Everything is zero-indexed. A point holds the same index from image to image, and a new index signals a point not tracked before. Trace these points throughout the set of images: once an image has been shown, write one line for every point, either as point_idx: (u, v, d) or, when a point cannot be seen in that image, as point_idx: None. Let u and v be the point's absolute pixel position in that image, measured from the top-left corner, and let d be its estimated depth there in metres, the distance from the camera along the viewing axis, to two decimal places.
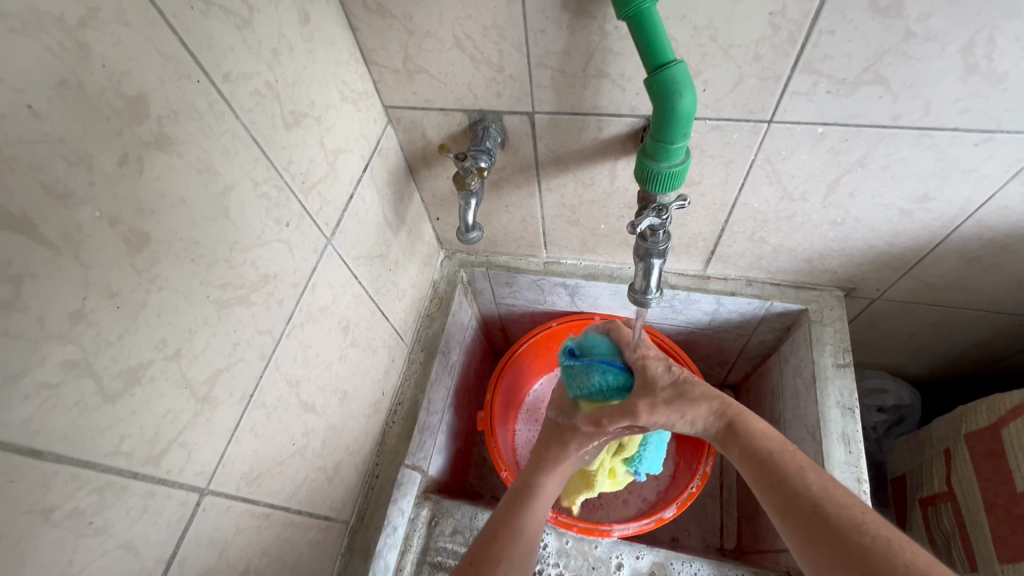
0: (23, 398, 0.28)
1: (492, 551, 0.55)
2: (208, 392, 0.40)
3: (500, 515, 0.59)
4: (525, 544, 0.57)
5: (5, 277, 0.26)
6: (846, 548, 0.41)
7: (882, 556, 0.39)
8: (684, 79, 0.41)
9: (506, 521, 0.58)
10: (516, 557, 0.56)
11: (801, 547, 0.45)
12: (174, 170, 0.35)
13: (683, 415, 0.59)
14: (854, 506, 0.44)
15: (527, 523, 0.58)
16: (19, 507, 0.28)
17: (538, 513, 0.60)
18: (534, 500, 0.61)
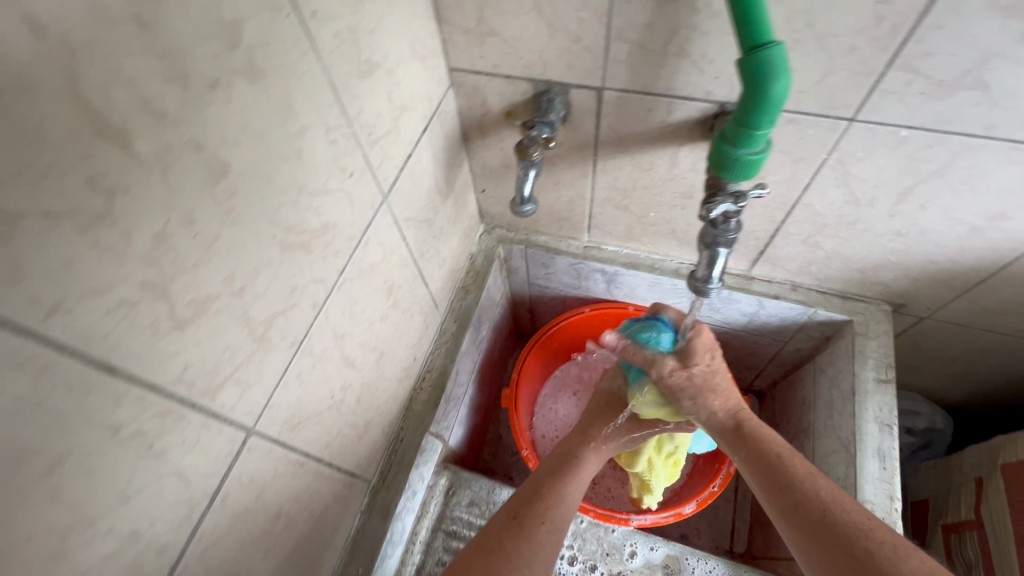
0: (105, 313, 0.28)
1: (536, 506, 0.54)
2: (264, 333, 0.40)
3: (544, 477, 0.58)
4: (569, 507, 0.56)
5: (101, 189, 0.26)
6: (853, 552, 0.43)
7: (889, 561, 0.41)
8: (782, 63, 0.39)
9: (551, 482, 0.57)
10: (560, 516, 0.54)
11: (803, 547, 0.46)
12: (258, 103, 0.34)
13: (694, 402, 0.60)
14: (862, 513, 0.46)
15: (570, 487, 0.57)
16: (91, 421, 0.28)
17: (581, 481, 0.59)
18: (578, 469, 0.60)
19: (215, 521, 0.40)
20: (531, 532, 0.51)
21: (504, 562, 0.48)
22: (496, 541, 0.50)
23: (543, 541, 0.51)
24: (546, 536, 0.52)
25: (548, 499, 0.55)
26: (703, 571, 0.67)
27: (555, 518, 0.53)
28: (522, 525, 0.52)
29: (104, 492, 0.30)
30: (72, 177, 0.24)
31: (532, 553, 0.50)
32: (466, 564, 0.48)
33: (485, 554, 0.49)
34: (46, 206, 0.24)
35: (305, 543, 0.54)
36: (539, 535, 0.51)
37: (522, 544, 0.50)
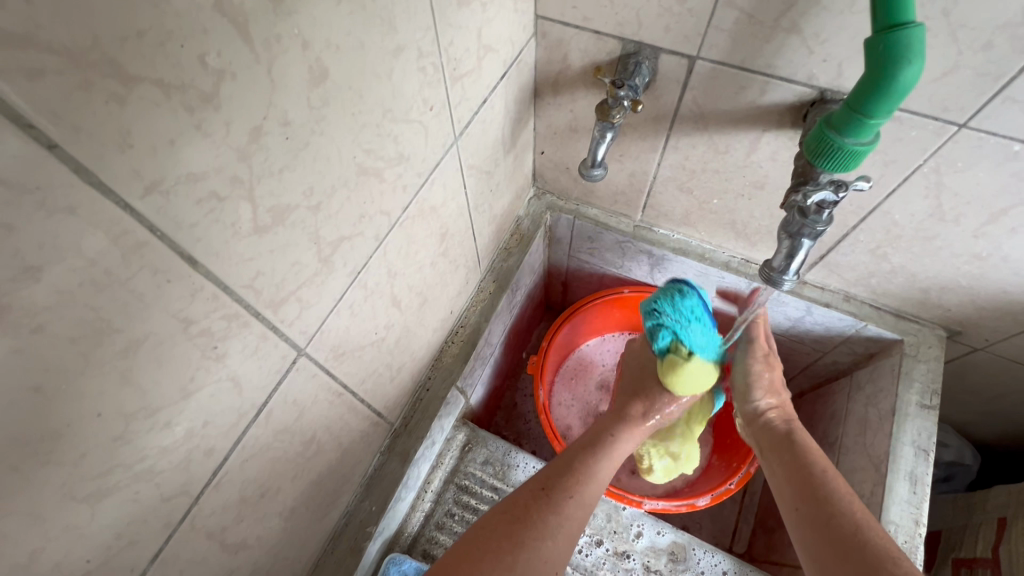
0: (196, 202, 0.27)
1: (567, 480, 0.54)
2: (330, 255, 0.39)
3: (578, 452, 0.58)
4: (597, 485, 0.55)
5: (211, 68, 0.25)
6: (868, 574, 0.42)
7: None
8: (918, 47, 0.36)
9: (583, 458, 0.57)
10: (588, 494, 0.54)
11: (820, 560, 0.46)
12: (363, 10, 0.33)
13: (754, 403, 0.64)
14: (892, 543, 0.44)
15: (601, 465, 0.57)
16: (168, 310, 0.28)
17: (611, 461, 0.59)
18: (611, 449, 0.60)
19: (257, 435, 0.40)
20: (559, 505, 0.51)
21: (530, 532, 0.48)
22: (522, 509, 0.50)
23: (570, 515, 0.51)
24: (573, 511, 0.51)
25: (580, 475, 0.55)
26: (709, 564, 0.67)
27: (583, 495, 0.53)
28: (549, 497, 0.51)
29: (169, 384, 0.30)
30: (187, 49, 0.23)
31: (557, 525, 0.50)
32: (493, 527, 0.48)
33: (510, 521, 0.49)
34: (159, 75, 0.22)
35: (329, 472, 0.54)
36: (567, 510, 0.51)
37: (549, 517, 0.50)
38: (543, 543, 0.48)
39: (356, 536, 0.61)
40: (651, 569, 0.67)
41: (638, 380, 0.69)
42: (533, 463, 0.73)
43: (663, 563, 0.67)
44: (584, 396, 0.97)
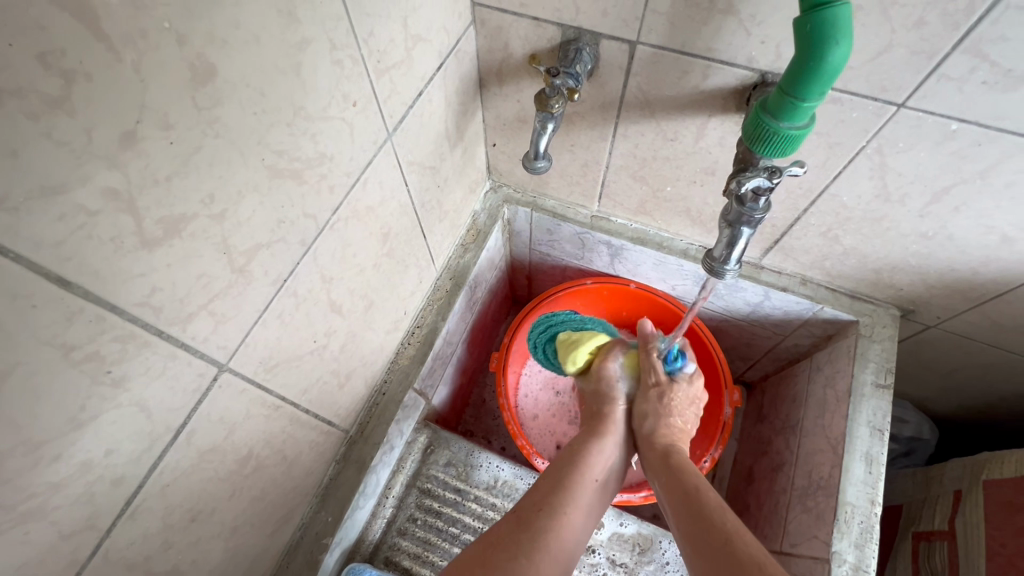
0: (59, 217, 0.24)
1: (534, 499, 0.53)
2: (245, 264, 0.37)
3: (548, 472, 0.57)
4: (572, 497, 0.53)
5: (57, 70, 0.22)
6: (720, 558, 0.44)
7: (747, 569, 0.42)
8: (844, 26, 0.35)
9: (551, 474, 0.56)
10: (563, 506, 0.52)
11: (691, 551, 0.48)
12: (253, 0, 0.30)
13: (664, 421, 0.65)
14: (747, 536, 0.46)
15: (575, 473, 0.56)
16: (39, 338, 0.25)
17: (587, 472, 0.57)
18: (588, 454, 0.59)
19: (178, 457, 0.38)
20: (529, 521, 0.49)
21: (500, 554, 0.46)
22: (494, 536, 0.48)
23: (544, 530, 0.49)
24: (546, 525, 0.49)
25: (550, 489, 0.54)
26: (674, 554, 0.67)
27: (559, 509, 0.51)
28: (522, 523, 0.49)
29: (53, 416, 0.27)
30: (19, 49, 0.21)
31: (531, 542, 0.47)
32: (467, 565, 0.45)
33: (481, 550, 0.47)
34: None
35: (275, 487, 0.52)
36: (540, 525, 0.49)
37: (519, 534, 0.48)
38: (516, 562, 0.45)
39: (312, 549, 0.59)
40: (616, 562, 0.67)
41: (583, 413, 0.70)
42: (497, 462, 0.71)
43: (629, 556, 0.67)
44: (537, 395, 0.95)
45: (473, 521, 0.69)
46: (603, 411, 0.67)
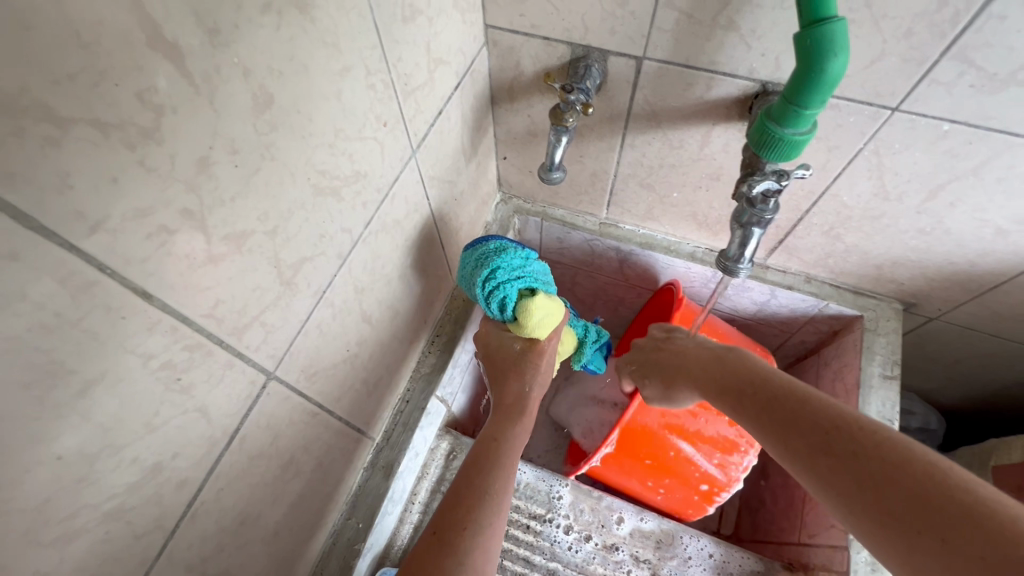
0: (145, 236, 0.27)
1: (454, 511, 0.46)
2: (292, 277, 0.39)
3: (457, 481, 0.50)
4: (496, 504, 0.48)
5: (151, 105, 0.25)
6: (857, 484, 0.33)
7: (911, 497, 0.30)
8: (841, 39, 0.38)
9: (467, 482, 0.49)
10: (485, 516, 0.46)
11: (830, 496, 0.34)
12: (305, 34, 0.33)
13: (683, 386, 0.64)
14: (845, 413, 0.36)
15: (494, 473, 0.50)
16: (125, 347, 0.28)
17: (508, 466, 0.51)
18: (502, 445, 0.53)
19: (230, 462, 0.40)
20: (451, 542, 0.44)
21: None
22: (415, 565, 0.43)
23: (470, 547, 0.44)
24: (469, 544, 0.44)
25: (469, 502, 0.47)
26: (696, 548, 0.68)
27: (484, 522, 0.46)
28: (443, 546, 0.44)
29: (132, 421, 0.30)
30: (123, 87, 0.23)
31: (459, 565, 0.43)
32: None
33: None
34: (95, 115, 0.23)
35: (311, 493, 0.53)
36: (464, 544, 0.44)
37: (442, 560, 0.43)
38: None
39: (344, 554, 0.60)
40: (640, 559, 0.68)
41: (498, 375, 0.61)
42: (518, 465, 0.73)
43: (651, 552, 0.69)
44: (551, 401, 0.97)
45: None
46: (512, 392, 0.59)
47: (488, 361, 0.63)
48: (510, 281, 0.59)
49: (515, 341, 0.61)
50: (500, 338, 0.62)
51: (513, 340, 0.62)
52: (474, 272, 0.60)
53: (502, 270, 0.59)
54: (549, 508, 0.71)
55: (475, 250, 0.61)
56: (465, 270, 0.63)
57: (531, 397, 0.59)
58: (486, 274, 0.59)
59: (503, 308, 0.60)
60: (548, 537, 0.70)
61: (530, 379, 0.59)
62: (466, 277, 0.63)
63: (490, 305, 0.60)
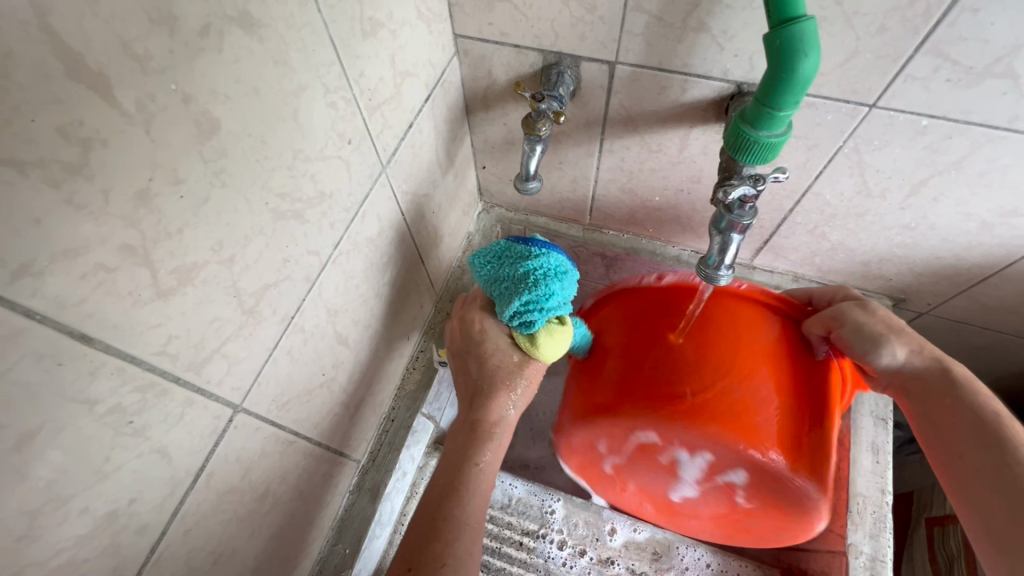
0: (79, 277, 0.25)
1: (432, 546, 0.45)
2: (254, 305, 0.38)
3: (433, 512, 0.47)
4: (473, 542, 0.47)
5: (75, 139, 0.23)
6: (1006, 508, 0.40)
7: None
8: (811, 38, 0.37)
9: (448, 514, 0.47)
10: (465, 552, 0.45)
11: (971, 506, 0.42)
12: (252, 56, 0.32)
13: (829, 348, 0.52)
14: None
15: (470, 503, 0.48)
16: (64, 395, 0.26)
17: (481, 497, 0.49)
18: (475, 472, 0.50)
19: (198, 501, 0.38)
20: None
21: None
22: None
23: None
24: None
25: (447, 537, 0.45)
26: (693, 558, 0.67)
27: (459, 558, 0.45)
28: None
29: (78, 470, 0.28)
30: (40, 122, 0.22)
31: None
32: None
33: None
34: (9, 154, 0.21)
35: (292, 523, 0.52)
36: None
37: None
38: None
39: None
40: (637, 571, 0.67)
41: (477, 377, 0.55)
42: (509, 480, 0.72)
43: (648, 564, 0.67)
44: None
45: (490, 542, 0.68)
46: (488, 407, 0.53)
47: (473, 358, 0.55)
48: (556, 310, 0.53)
49: (512, 352, 0.55)
50: (498, 341, 0.54)
51: (511, 348, 0.55)
52: (526, 281, 0.52)
53: (554, 299, 0.52)
54: (542, 524, 0.70)
55: (531, 255, 0.53)
56: (507, 267, 0.53)
57: (510, 417, 0.54)
58: (539, 295, 0.52)
59: (527, 331, 0.53)
60: (542, 554, 0.68)
61: (516, 394, 0.54)
62: (503, 273, 0.54)
63: (513, 319, 0.53)
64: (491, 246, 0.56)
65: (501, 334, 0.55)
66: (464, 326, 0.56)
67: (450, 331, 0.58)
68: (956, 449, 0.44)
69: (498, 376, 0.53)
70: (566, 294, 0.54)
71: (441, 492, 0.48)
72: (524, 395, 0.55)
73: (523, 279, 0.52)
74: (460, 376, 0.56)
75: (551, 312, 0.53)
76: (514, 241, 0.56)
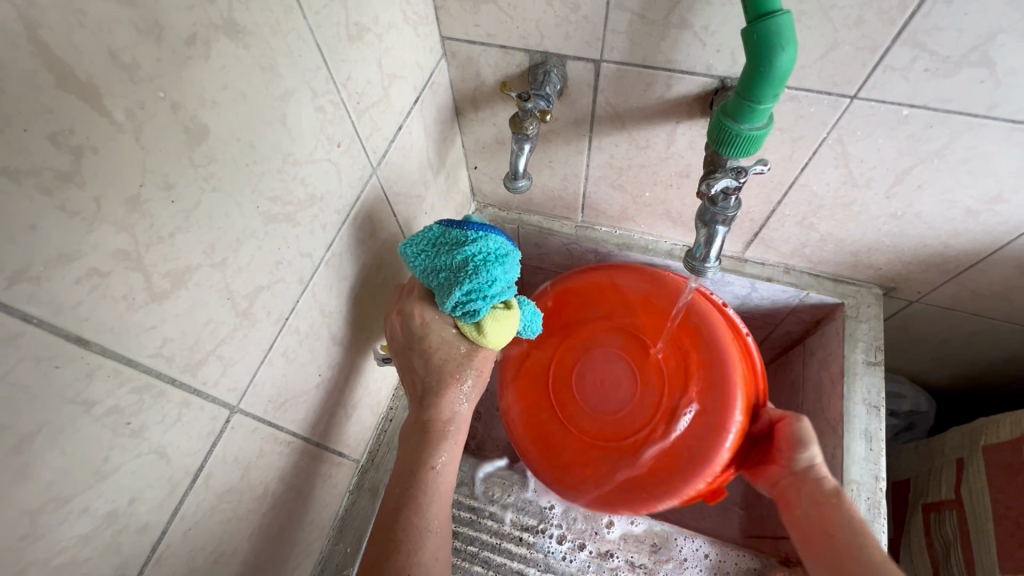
0: (74, 281, 0.26)
1: (391, 559, 0.47)
2: (248, 307, 0.38)
3: (390, 523, 0.49)
4: (436, 545, 0.50)
5: (67, 147, 0.24)
6: None
7: None
8: (788, 32, 0.38)
9: (408, 523, 0.49)
10: (427, 561, 0.48)
11: None
12: (239, 63, 0.32)
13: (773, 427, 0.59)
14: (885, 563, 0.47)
15: (428, 513, 0.50)
16: (62, 397, 0.27)
17: (437, 504, 0.51)
18: (427, 479, 0.51)
19: (198, 501, 0.39)
20: None
21: None
22: None
23: None
24: None
25: (409, 545, 0.48)
26: (691, 550, 0.68)
27: (425, 566, 0.48)
28: None
29: (78, 471, 0.29)
30: (32, 132, 0.23)
31: None
32: None
33: None
34: (2, 163, 0.22)
35: (292, 522, 0.53)
36: None
37: None
38: None
39: None
40: (636, 564, 0.67)
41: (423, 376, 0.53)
42: (508, 476, 0.73)
43: (647, 556, 0.68)
44: None
45: (490, 538, 0.69)
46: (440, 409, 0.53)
47: (417, 356, 0.52)
48: (500, 296, 0.51)
49: (459, 343, 0.53)
50: (440, 334, 0.52)
51: (457, 339, 0.53)
52: (466, 269, 0.49)
53: (497, 285, 0.50)
54: (541, 519, 0.70)
55: (466, 240, 0.50)
56: (443, 255, 0.50)
57: (464, 411, 0.54)
58: (481, 282, 0.49)
59: (473, 320, 0.51)
60: (541, 549, 0.68)
61: (467, 384, 0.53)
62: (439, 262, 0.50)
63: (455, 310, 0.50)
64: (422, 234, 0.52)
65: (444, 325, 0.52)
66: (404, 321, 0.53)
67: (389, 326, 0.54)
68: (831, 543, 0.50)
69: (447, 371, 0.52)
70: (507, 273, 0.51)
71: (399, 500, 0.50)
72: (472, 390, 0.54)
73: (462, 267, 0.49)
74: (405, 373, 0.54)
75: (493, 295, 0.50)
76: (446, 226, 0.52)
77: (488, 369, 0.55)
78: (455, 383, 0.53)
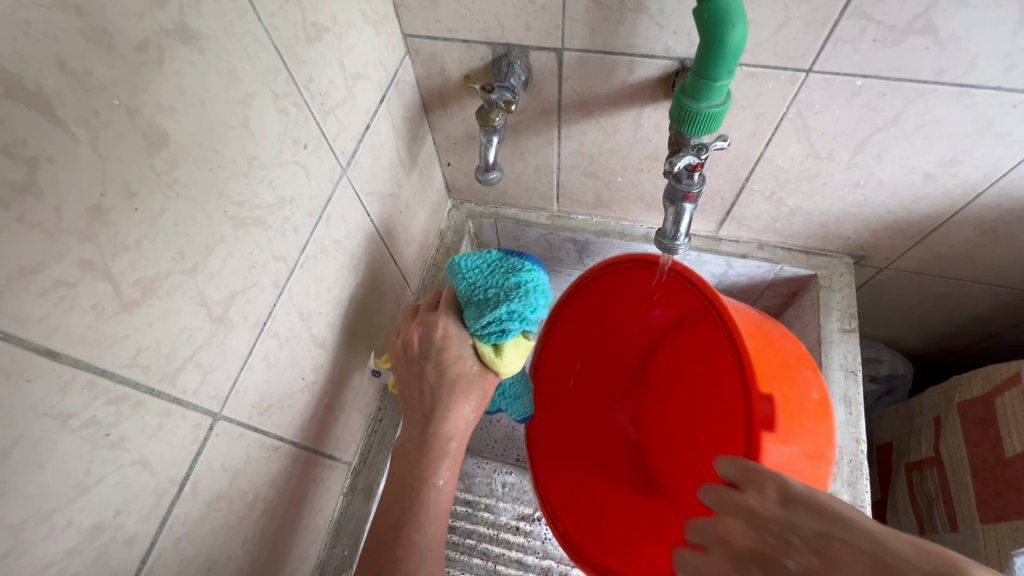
0: (40, 293, 0.26)
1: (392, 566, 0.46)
2: (224, 313, 0.38)
3: (389, 542, 0.47)
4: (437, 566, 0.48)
5: (21, 158, 0.24)
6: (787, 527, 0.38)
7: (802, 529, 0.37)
8: (736, 9, 0.39)
9: (409, 542, 0.47)
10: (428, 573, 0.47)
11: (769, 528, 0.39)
12: (195, 67, 0.32)
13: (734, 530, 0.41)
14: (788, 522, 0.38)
15: (427, 526, 0.49)
16: (36, 410, 0.27)
17: (437, 517, 0.50)
18: (429, 492, 0.50)
19: (186, 510, 0.39)
20: None
21: None
22: None
23: None
24: None
25: (408, 559, 0.46)
26: None
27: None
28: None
29: (58, 484, 0.29)
30: None
31: None
32: None
33: None
34: None
35: (285, 527, 0.52)
36: None
37: None
38: None
39: None
40: None
41: (431, 389, 0.53)
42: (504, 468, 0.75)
43: None
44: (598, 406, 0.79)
45: (488, 530, 0.70)
46: (444, 423, 0.52)
47: (432, 366, 0.53)
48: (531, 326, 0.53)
49: (473, 361, 0.54)
50: (459, 350, 0.53)
51: (471, 356, 0.54)
52: (518, 291, 0.51)
53: (538, 313, 0.53)
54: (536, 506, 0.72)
55: (523, 267, 0.53)
56: (498, 275, 0.53)
57: (466, 428, 0.54)
58: (526, 306, 0.52)
59: (496, 340, 0.53)
60: (539, 536, 0.70)
61: (472, 403, 0.54)
62: (491, 280, 0.53)
63: (488, 327, 0.52)
64: (482, 253, 0.55)
65: (464, 341, 0.53)
66: (424, 330, 0.53)
67: (406, 336, 0.55)
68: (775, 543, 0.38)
69: (458, 386, 0.53)
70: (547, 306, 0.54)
71: (400, 518, 0.48)
72: (475, 413, 0.54)
73: (513, 289, 0.52)
74: (415, 384, 0.54)
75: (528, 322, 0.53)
76: (508, 252, 0.55)
77: (491, 390, 0.57)
78: (462, 402, 0.53)
